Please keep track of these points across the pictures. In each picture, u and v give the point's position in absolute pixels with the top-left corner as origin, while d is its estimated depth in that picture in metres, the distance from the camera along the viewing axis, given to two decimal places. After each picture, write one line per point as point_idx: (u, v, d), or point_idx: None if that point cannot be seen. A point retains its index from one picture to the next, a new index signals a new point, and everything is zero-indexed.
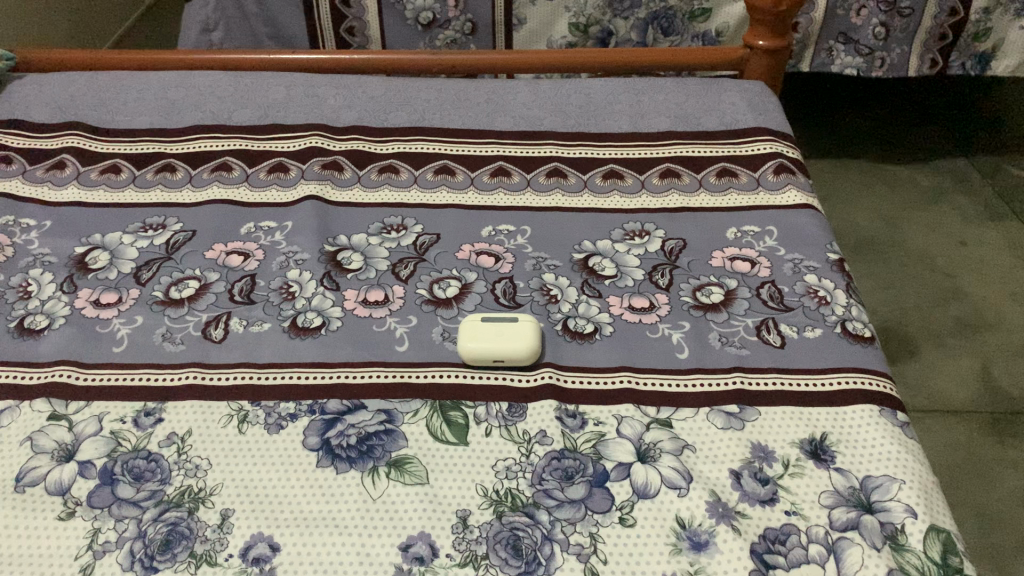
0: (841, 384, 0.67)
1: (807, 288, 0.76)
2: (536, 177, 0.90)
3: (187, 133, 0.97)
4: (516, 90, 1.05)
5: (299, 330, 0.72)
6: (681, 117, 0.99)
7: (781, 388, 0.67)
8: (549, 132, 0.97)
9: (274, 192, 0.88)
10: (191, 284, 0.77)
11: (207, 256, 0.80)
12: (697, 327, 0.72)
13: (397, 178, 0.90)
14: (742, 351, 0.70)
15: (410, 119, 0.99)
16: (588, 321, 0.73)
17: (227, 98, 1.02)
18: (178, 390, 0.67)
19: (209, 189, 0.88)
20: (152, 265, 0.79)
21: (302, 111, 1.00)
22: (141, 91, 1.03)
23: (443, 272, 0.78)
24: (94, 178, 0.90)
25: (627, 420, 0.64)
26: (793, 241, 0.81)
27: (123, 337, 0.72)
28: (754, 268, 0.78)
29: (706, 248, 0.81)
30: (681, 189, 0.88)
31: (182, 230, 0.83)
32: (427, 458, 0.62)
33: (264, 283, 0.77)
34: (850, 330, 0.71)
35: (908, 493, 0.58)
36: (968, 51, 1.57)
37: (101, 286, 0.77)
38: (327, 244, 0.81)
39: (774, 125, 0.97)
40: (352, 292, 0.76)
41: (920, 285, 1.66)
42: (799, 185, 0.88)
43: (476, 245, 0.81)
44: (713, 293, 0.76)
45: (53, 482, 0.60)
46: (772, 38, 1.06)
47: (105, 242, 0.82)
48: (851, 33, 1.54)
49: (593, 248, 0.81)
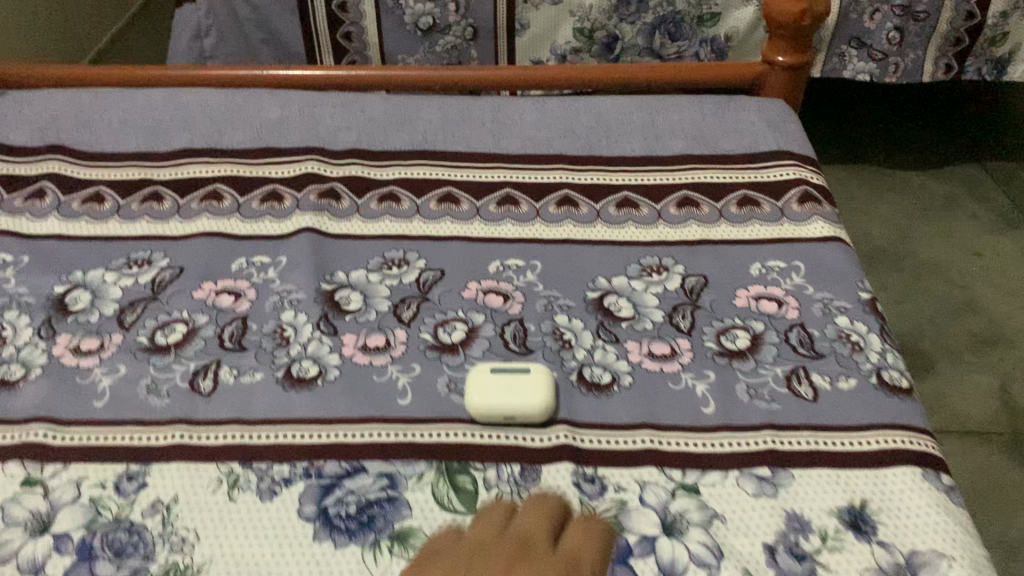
0: (877, 444, 0.62)
1: (838, 331, 0.71)
2: (546, 206, 0.84)
3: (175, 156, 0.91)
4: (523, 107, 0.98)
5: (294, 381, 0.67)
6: (698, 138, 0.92)
7: (815, 448, 0.62)
8: (559, 154, 0.91)
9: (267, 223, 0.82)
10: (177, 327, 0.72)
11: (196, 296, 0.74)
12: (723, 377, 0.67)
13: (398, 207, 0.84)
14: (773, 406, 0.65)
15: (411, 141, 0.93)
16: (605, 370, 0.68)
17: (217, 116, 0.96)
18: (165, 450, 0.62)
19: (198, 220, 0.82)
20: (135, 306, 0.74)
21: (297, 133, 0.94)
22: (126, 109, 0.97)
23: (448, 313, 0.73)
24: (75, 208, 0.84)
25: (651, 486, 0.59)
26: (823, 277, 0.76)
27: (105, 390, 0.67)
28: (782, 308, 0.73)
29: (730, 286, 0.75)
30: (700, 219, 0.83)
31: (169, 266, 0.77)
32: (434, 532, 0.57)
33: (257, 327, 0.72)
34: (885, 380, 0.67)
35: (959, 572, 0.54)
36: (984, 56, 1.53)
37: (82, 330, 0.72)
38: (323, 282, 0.76)
39: (798, 147, 0.91)
40: (351, 337, 0.71)
41: (935, 299, 1.62)
42: (826, 215, 0.82)
43: (483, 282, 0.76)
44: (739, 337, 0.70)
45: (27, 559, 0.56)
46: (793, 53, 0.98)
47: (86, 281, 0.76)
48: (864, 37, 1.49)
49: (609, 285, 0.76)
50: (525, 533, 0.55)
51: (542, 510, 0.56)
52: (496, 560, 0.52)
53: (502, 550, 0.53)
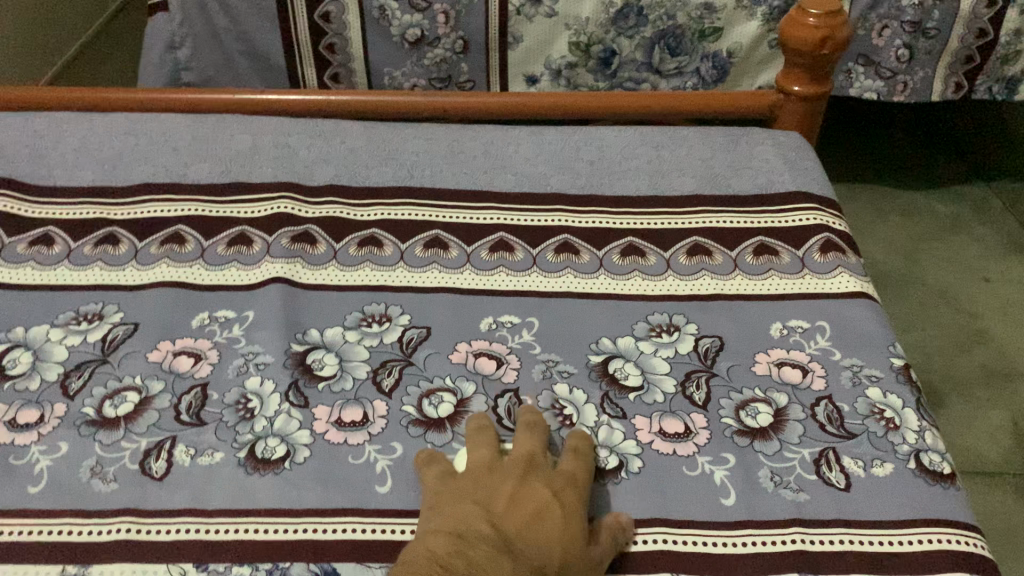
0: (921, 544, 0.54)
1: (871, 406, 0.63)
2: (543, 254, 0.77)
3: (135, 192, 0.82)
4: (518, 140, 0.91)
5: (258, 463, 0.59)
6: (708, 177, 0.85)
7: (852, 549, 0.54)
8: (556, 194, 0.83)
9: (234, 272, 0.74)
10: (129, 396, 0.64)
11: (151, 358, 0.66)
12: (744, 461, 0.60)
13: (380, 253, 0.76)
14: (801, 497, 0.57)
15: (396, 176, 0.85)
16: (612, 453, 0.60)
17: (183, 148, 0.88)
18: (106, 548, 0.54)
19: (157, 267, 0.74)
20: (82, 370, 0.65)
21: (270, 167, 0.86)
22: (83, 138, 0.89)
23: (434, 381, 0.65)
24: (22, 252, 0.76)
25: None
26: (850, 341, 0.68)
27: (42, 473, 0.59)
28: (806, 377, 0.66)
29: (748, 350, 0.68)
30: (714, 270, 0.75)
31: (122, 322, 0.69)
32: None
33: (218, 396, 0.64)
34: (925, 465, 0.59)
35: None
36: (995, 75, 1.40)
37: (19, 400, 0.63)
38: (294, 342, 0.68)
39: (816, 188, 0.84)
40: (325, 410, 0.63)
41: (943, 328, 1.55)
42: (850, 267, 0.75)
43: (474, 344, 0.68)
44: (760, 412, 0.63)
45: None
46: (810, 84, 0.91)
47: (28, 339, 0.68)
48: (872, 55, 1.37)
49: (613, 348, 0.68)
50: (527, 445, 0.58)
51: (538, 427, 0.59)
52: (508, 469, 0.55)
53: (511, 462, 0.56)
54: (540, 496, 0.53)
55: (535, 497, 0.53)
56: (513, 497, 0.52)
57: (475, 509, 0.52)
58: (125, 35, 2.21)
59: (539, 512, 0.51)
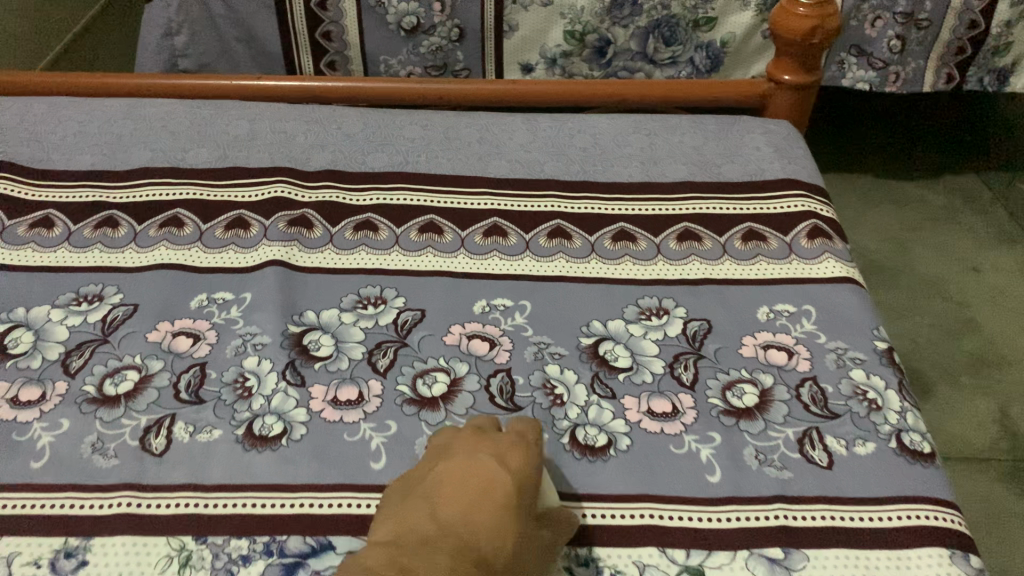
0: (899, 520, 0.56)
1: (854, 387, 0.65)
2: (536, 238, 0.78)
3: (134, 176, 0.84)
4: (512, 127, 0.92)
5: (256, 440, 0.61)
6: (699, 164, 0.87)
7: (833, 524, 0.56)
8: (550, 180, 0.85)
9: (232, 255, 0.76)
10: (129, 375, 0.65)
11: (150, 338, 0.68)
12: (730, 440, 0.61)
13: (376, 237, 0.78)
14: (785, 474, 0.59)
15: (391, 162, 0.87)
16: (601, 431, 0.62)
17: (181, 134, 0.89)
18: (108, 521, 0.55)
19: (156, 250, 0.76)
20: (83, 349, 0.67)
21: (267, 152, 0.87)
22: (82, 123, 0.90)
23: (428, 362, 0.67)
24: (22, 234, 0.77)
25: (651, 570, 0.53)
26: (835, 325, 0.70)
27: (44, 449, 0.60)
28: (792, 359, 0.67)
29: (736, 333, 0.69)
30: (703, 255, 0.77)
31: (122, 303, 0.71)
32: None
33: (216, 375, 0.65)
34: (906, 444, 0.61)
35: None
36: (987, 66, 1.41)
37: (21, 378, 0.65)
38: (291, 323, 0.69)
39: (805, 176, 0.85)
40: (321, 389, 0.64)
41: (932, 317, 1.57)
42: (837, 253, 0.76)
43: (468, 326, 0.70)
44: (746, 393, 0.64)
45: None
46: (801, 73, 0.92)
47: (30, 319, 0.69)
48: (864, 45, 1.38)
49: (604, 330, 0.70)
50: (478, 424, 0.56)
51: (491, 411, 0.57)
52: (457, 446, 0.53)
53: (459, 439, 0.54)
54: (485, 471, 0.50)
55: (479, 474, 0.50)
56: (460, 481, 0.49)
57: (420, 503, 0.49)
58: (122, 22, 2.20)
59: (491, 498, 0.49)
